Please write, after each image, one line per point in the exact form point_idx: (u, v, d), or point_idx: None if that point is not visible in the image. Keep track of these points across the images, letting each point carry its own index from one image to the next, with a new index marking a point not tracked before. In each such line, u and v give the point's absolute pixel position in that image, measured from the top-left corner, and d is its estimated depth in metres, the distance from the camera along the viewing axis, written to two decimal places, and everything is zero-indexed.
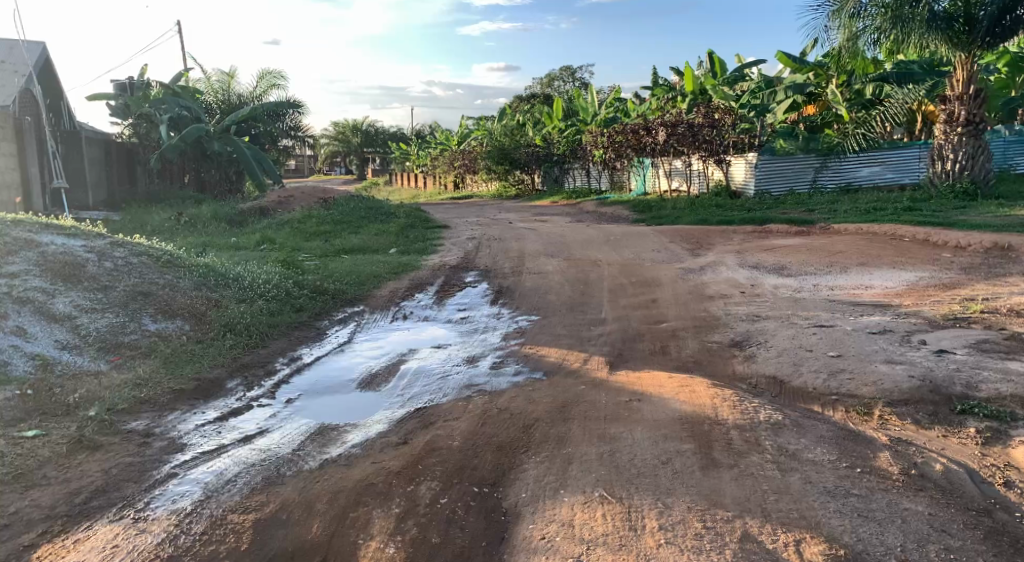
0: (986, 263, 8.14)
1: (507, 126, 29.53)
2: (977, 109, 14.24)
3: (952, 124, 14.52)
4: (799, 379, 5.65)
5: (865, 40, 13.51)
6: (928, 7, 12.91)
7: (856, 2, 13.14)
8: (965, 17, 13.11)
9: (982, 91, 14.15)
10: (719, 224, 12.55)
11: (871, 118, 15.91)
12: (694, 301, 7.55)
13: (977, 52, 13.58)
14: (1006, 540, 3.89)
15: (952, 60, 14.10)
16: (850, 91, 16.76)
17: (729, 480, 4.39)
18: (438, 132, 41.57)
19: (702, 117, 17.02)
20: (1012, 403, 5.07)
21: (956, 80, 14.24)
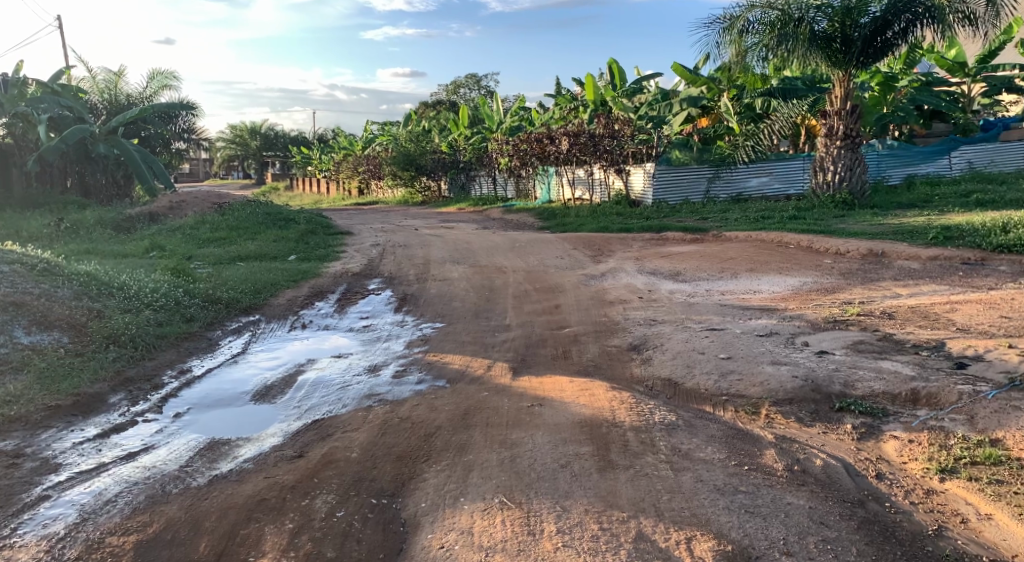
0: (862, 269, 8.66)
1: (413, 132, 29.06)
2: (854, 125, 15.16)
3: (832, 138, 15.44)
4: (691, 380, 5.86)
5: (754, 56, 14.27)
6: (809, 26, 13.66)
7: (744, 19, 14.04)
8: (842, 37, 13.84)
9: (858, 107, 15.03)
10: (619, 231, 12.86)
11: (759, 132, 16.76)
12: (595, 306, 7.69)
13: (853, 71, 14.45)
14: (877, 528, 4.13)
15: (831, 78, 14.97)
16: (741, 105, 17.45)
17: (625, 481, 4.49)
18: (342, 136, 40.88)
19: (602, 127, 17.80)
20: (884, 400, 5.42)
21: (834, 98, 15.06)
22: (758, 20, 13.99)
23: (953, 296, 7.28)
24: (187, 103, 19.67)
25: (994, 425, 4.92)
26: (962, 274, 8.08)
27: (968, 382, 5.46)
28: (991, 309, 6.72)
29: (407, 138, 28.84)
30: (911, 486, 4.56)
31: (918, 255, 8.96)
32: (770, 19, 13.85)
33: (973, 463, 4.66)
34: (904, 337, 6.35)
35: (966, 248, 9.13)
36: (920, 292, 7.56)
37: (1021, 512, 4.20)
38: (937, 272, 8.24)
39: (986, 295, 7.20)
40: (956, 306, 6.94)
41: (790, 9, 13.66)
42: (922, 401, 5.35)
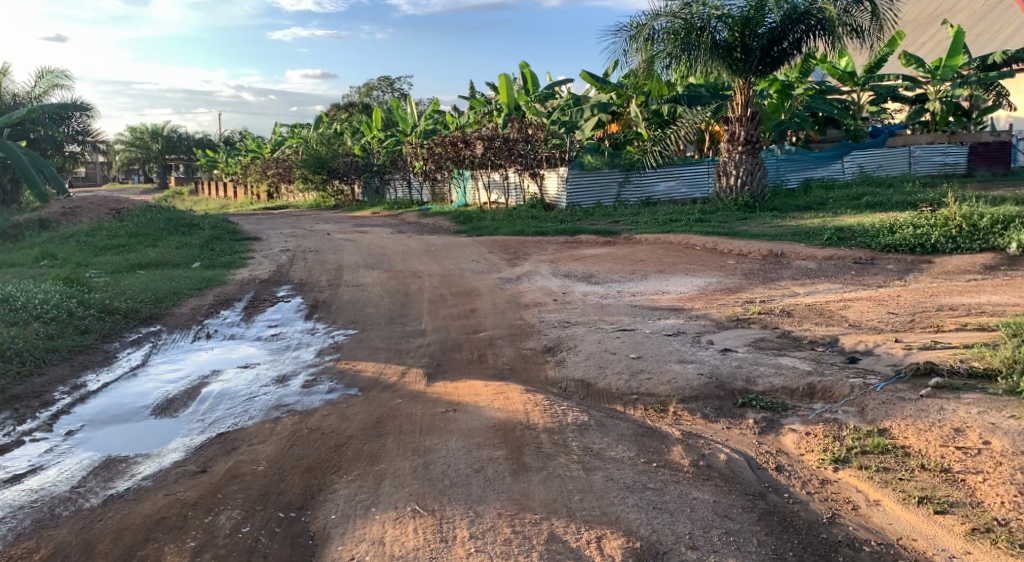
0: (763, 269, 9.03)
1: (324, 134, 28.61)
2: (754, 131, 15.76)
3: (734, 143, 15.99)
4: (603, 380, 5.96)
5: (659, 63, 14.68)
6: (711, 35, 14.17)
7: (650, 27, 14.44)
8: (742, 47, 14.33)
9: (757, 113, 15.67)
10: (534, 235, 12.98)
11: (666, 138, 17.03)
12: (510, 310, 7.74)
13: (753, 79, 15.03)
14: (776, 519, 4.31)
15: (732, 86, 15.53)
16: (648, 111, 17.88)
17: (538, 483, 4.53)
18: (249, 139, 39.75)
19: (517, 132, 18.07)
20: (783, 394, 5.66)
21: (735, 103, 15.67)
22: (663, 29, 14.41)
23: (846, 294, 7.69)
24: (79, 104, 18.67)
25: (882, 415, 5.22)
26: (854, 273, 8.55)
27: (860, 375, 5.77)
28: (879, 305, 7.14)
29: (318, 141, 28.30)
30: (807, 477, 4.77)
31: (815, 255, 9.43)
32: (673, 28, 14.31)
33: (863, 452, 4.92)
34: (802, 334, 6.65)
35: (857, 248, 9.67)
36: (816, 290, 7.95)
37: (905, 497, 4.47)
38: (831, 271, 8.68)
39: (874, 292, 7.64)
40: (849, 303, 7.32)
41: (694, 18, 14.20)
42: (818, 395, 5.61)
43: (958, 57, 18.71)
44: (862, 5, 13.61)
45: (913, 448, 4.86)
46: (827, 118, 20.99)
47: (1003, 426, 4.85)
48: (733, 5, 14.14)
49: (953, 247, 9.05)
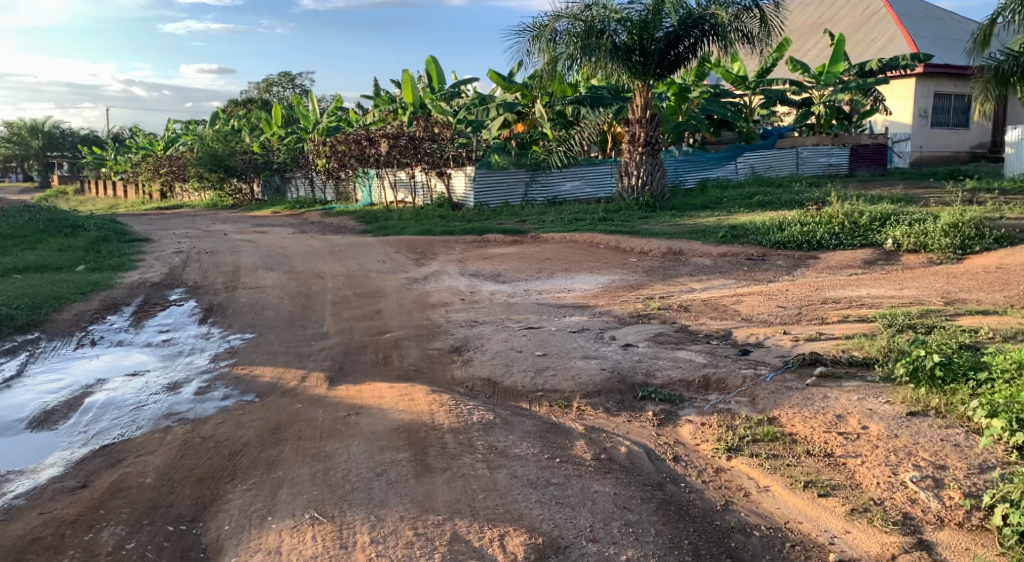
0: (662, 266, 9.30)
1: (220, 132, 27.83)
2: (653, 132, 16.19)
3: (634, 144, 16.37)
4: (509, 378, 5.98)
5: (562, 65, 14.88)
6: (610, 38, 14.44)
7: (551, 30, 14.62)
8: (640, 50, 14.74)
9: (655, 116, 16.10)
10: (441, 234, 12.93)
11: (571, 138, 17.65)
12: (417, 310, 7.68)
13: (651, 82, 15.44)
14: (672, 508, 4.42)
15: (632, 87, 15.85)
16: (553, 111, 17.79)
17: (441, 484, 4.48)
18: (139, 136, 37.99)
19: (422, 130, 17.99)
20: (680, 387, 5.84)
21: (635, 106, 16.02)
22: (564, 31, 14.63)
23: (739, 289, 8.02)
24: None
25: (771, 405, 5.46)
26: (747, 269, 8.91)
27: (751, 366, 6.02)
28: (770, 300, 7.47)
29: (215, 139, 27.52)
30: (702, 466, 4.93)
31: (711, 252, 9.77)
32: (575, 30, 14.53)
33: (754, 440, 5.12)
34: (698, 328, 6.88)
35: (750, 245, 10.09)
36: (712, 286, 8.25)
37: (793, 482, 4.67)
38: (725, 267, 9.03)
39: (764, 288, 7.99)
40: (742, 298, 7.63)
41: (594, 22, 14.37)
42: (713, 386, 5.82)
43: (839, 65, 19.91)
44: (752, 11, 14.39)
45: (799, 435, 5.10)
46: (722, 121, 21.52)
47: (878, 412, 5.17)
48: (632, 8, 14.52)
49: (837, 244, 9.60)
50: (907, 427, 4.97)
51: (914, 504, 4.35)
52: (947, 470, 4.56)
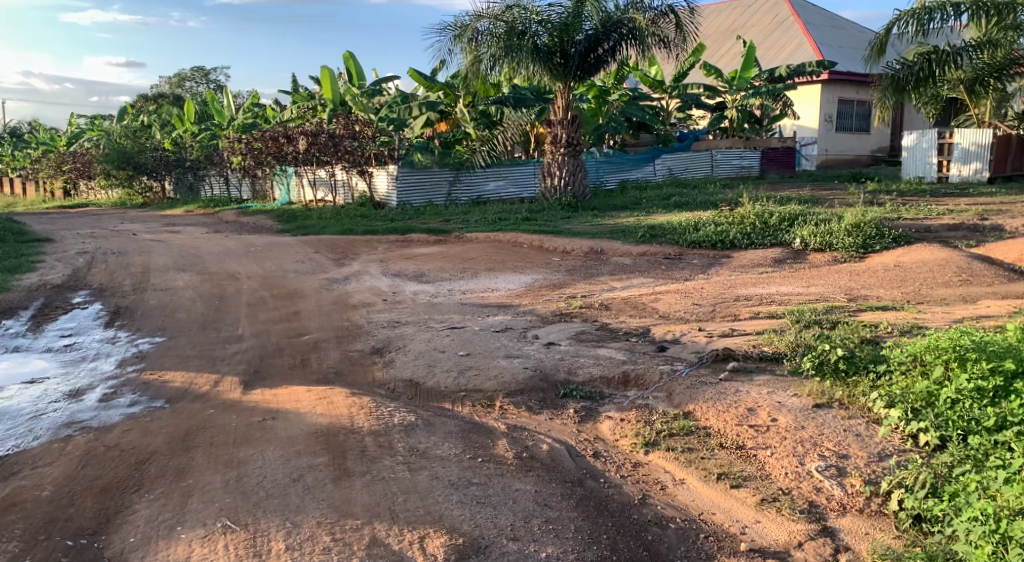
0: (584, 265, 9.45)
1: (129, 128, 26.83)
2: (574, 134, 16.41)
3: (556, 145, 16.55)
4: (432, 379, 5.94)
5: (485, 64, 14.83)
6: (531, 39, 14.61)
7: (473, 30, 14.60)
8: (560, 52, 14.93)
9: (577, 117, 16.36)
10: (363, 234, 12.77)
11: (494, 139, 17.48)
12: (337, 311, 7.55)
13: (572, 84, 15.63)
14: (592, 504, 4.48)
15: (554, 88, 16.02)
16: (475, 112, 17.61)
17: (360, 488, 4.38)
18: (40, 131, 36.13)
19: (342, 127, 17.58)
20: (601, 384, 5.93)
21: (557, 107, 16.19)
22: (486, 30, 14.64)
23: (657, 287, 8.21)
24: None
25: (687, 399, 5.61)
26: (665, 268, 9.13)
27: (667, 362, 6.18)
28: (686, 297, 7.68)
29: (122, 135, 26.40)
30: (621, 461, 5.02)
31: (630, 252, 9.98)
32: (496, 30, 14.60)
33: (670, 434, 5.25)
34: (618, 326, 7.01)
35: (668, 244, 10.36)
36: (631, 285, 8.42)
37: (706, 474, 4.81)
38: (643, 266, 9.24)
39: (681, 286, 8.21)
40: (660, 296, 7.82)
41: (515, 23, 14.53)
42: (631, 382, 5.93)
43: (749, 71, 20.44)
44: (667, 17, 14.84)
45: (713, 428, 5.26)
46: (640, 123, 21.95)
47: (787, 405, 5.38)
48: (553, 10, 14.66)
49: (748, 243, 9.96)
50: (813, 418, 5.19)
51: (818, 493, 4.55)
52: (849, 458, 4.78)
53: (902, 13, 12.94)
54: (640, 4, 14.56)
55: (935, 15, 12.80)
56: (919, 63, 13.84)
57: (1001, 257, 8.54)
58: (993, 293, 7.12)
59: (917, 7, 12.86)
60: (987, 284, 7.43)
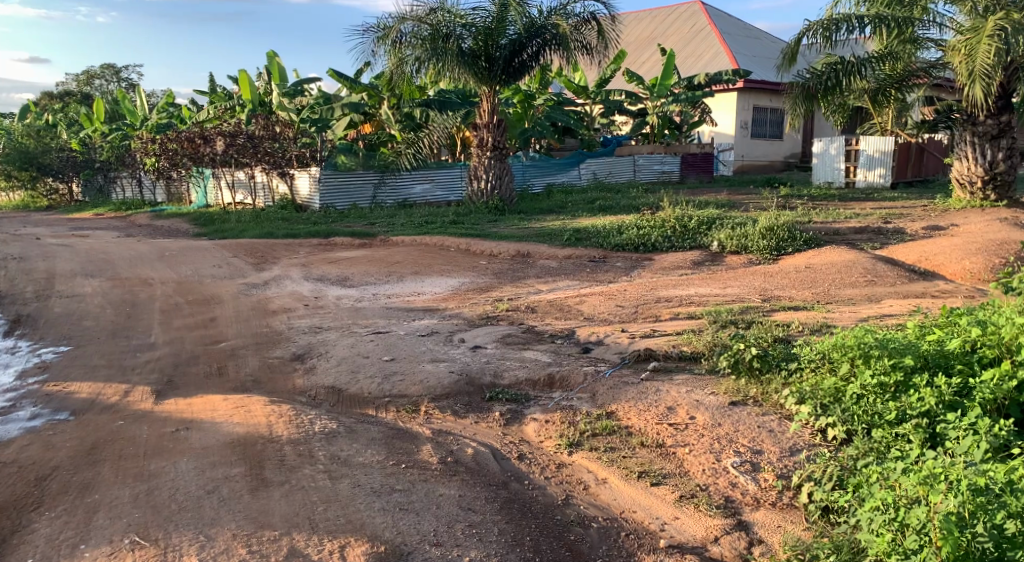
0: (511, 268, 9.49)
1: (31, 127, 25.50)
2: (500, 137, 16.47)
3: (483, 148, 16.59)
4: (355, 385, 5.84)
5: (410, 67, 14.74)
6: (456, 42, 14.57)
7: (397, 31, 14.42)
8: (485, 56, 14.98)
9: (503, 122, 16.40)
10: (284, 237, 12.49)
11: (420, 140, 17.34)
12: (256, 317, 7.35)
13: (497, 87, 15.70)
14: (515, 506, 4.49)
15: (479, 92, 16.04)
16: (400, 114, 17.43)
17: (278, 498, 4.25)
18: None
19: (262, 129, 17.66)
20: (526, 386, 5.96)
21: (482, 110, 16.26)
22: (410, 32, 14.49)
23: (581, 290, 8.31)
24: None
25: (610, 399, 5.70)
26: (589, 270, 9.27)
27: (591, 363, 6.27)
28: (609, 299, 7.81)
29: (24, 134, 25.11)
30: (546, 462, 5.05)
31: (556, 254, 10.08)
32: (421, 32, 14.47)
33: (594, 434, 5.32)
34: (544, 328, 7.06)
35: (592, 247, 10.50)
36: (557, 287, 8.51)
37: (627, 473, 4.89)
38: (569, 269, 9.34)
39: (606, 288, 8.34)
40: (584, 298, 7.92)
41: (439, 26, 14.48)
42: (557, 384, 5.98)
43: (669, 78, 20.73)
44: (590, 24, 15.08)
45: (634, 427, 5.36)
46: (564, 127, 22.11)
47: (704, 402, 5.53)
48: (477, 14, 14.71)
49: (669, 246, 10.21)
50: (729, 415, 5.35)
51: (734, 488, 4.69)
52: (762, 454, 4.95)
53: (811, 24, 13.63)
54: (563, 10, 14.88)
55: (842, 27, 13.50)
56: (826, 73, 14.52)
57: (902, 259, 9.02)
58: (895, 293, 7.52)
59: (824, 19, 13.60)
60: (890, 284, 7.83)
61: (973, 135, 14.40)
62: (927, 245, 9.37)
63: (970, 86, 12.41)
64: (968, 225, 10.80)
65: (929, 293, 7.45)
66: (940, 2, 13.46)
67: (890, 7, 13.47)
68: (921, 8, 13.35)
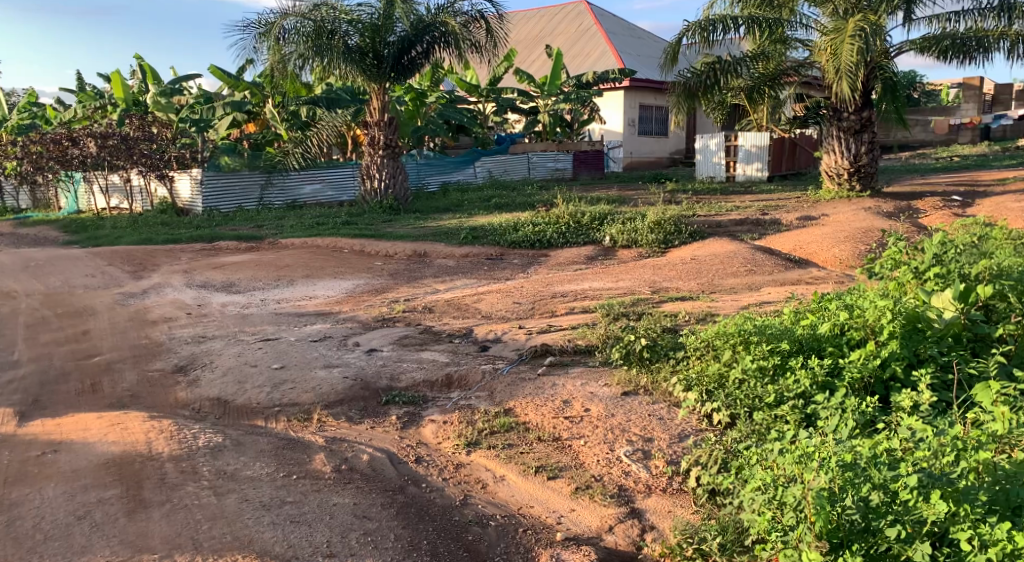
0: (407, 268, 9.39)
1: None
2: (392, 136, 16.26)
3: (375, 147, 16.33)
4: (242, 396, 5.62)
5: (293, 65, 14.32)
6: (342, 40, 14.29)
7: (278, 28, 13.95)
8: (373, 53, 14.86)
9: (394, 120, 16.19)
10: (164, 243, 11.91)
11: (307, 139, 16.97)
12: (134, 328, 6.96)
13: (387, 84, 15.48)
14: (413, 510, 4.39)
15: (368, 90, 15.79)
16: (286, 112, 17.50)
17: (158, 519, 4.00)
18: None
19: (137, 130, 16.35)
20: (423, 388, 5.90)
21: (373, 108, 15.97)
22: (293, 29, 14.03)
23: (479, 288, 8.32)
24: None
25: (507, 396, 5.73)
26: (486, 269, 9.27)
27: (489, 361, 6.29)
28: (506, 296, 7.84)
29: None
30: (443, 464, 5.00)
31: (453, 253, 10.05)
32: (304, 29, 13.97)
33: (492, 432, 5.32)
34: (441, 328, 7.03)
35: (489, 245, 10.53)
36: (454, 286, 8.49)
37: (524, 469, 4.91)
38: (466, 267, 9.34)
39: (502, 285, 8.38)
40: (481, 296, 7.94)
41: (323, 22, 14.08)
42: (454, 384, 5.96)
43: (558, 77, 21.31)
44: (478, 23, 15.11)
45: (532, 423, 5.40)
46: (458, 126, 22.04)
47: (598, 394, 5.66)
48: (362, 10, 14.54)
49: (564, 242, 10.36)
50: (621, 406, 5.49)
51: (627, 477, 4.80)
52: (653, 441, 5.09)
53: (690, 25, 14.16)
54: (450, 9, 14.88)
55: (718, 27, 14.08)
56: (706, 72, 15.12)
57: (778, 248, 9.50)
58: (773, 281, 7.91)
59: (701, 19, 14.17)
60: (768, 272, 8.23)
61: (838, 130, 15.36)
62: (800, 235, 9.90)
63: (836, 83, 13.09)
64: (837, 215, 11.51)
65: (803, 281, 7.87)
66: (804, 4, 14.27)
67: (760, 8, 14.34)
68: (788, 9, 14.22)
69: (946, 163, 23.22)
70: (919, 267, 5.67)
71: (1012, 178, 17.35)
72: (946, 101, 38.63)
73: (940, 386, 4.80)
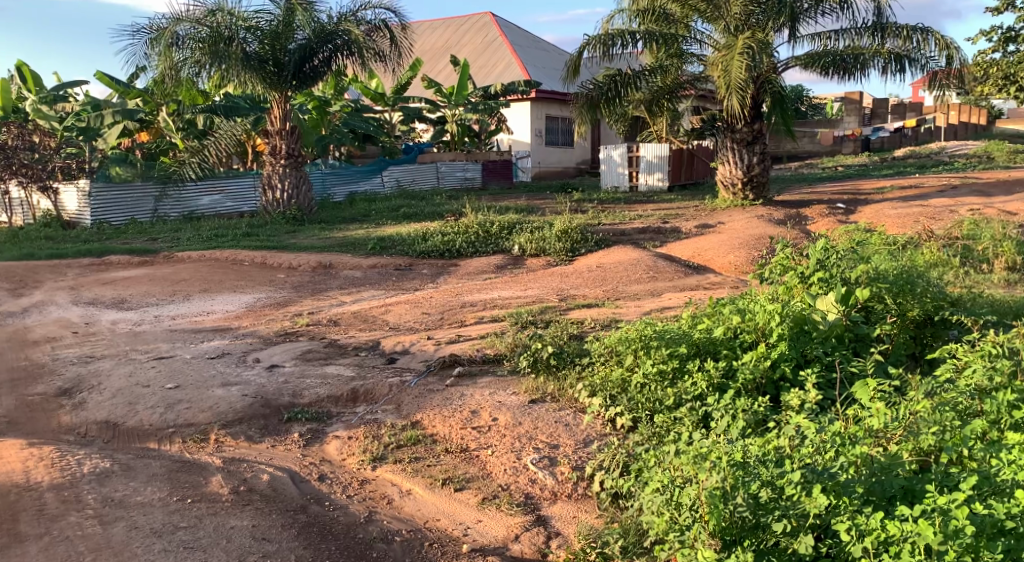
0: (312, 280, 9.21)
1: None
2: (295, 145, 16.01)
3: (276, 156, 15.96)
4: (133, 418, 5.36)
5: (187, 72, 13.81)
6: (240, 46, 13.92)
7: (171, 34, 13.48)
8: (273, 60, 14.56)
9: (295, 129, 15.92)
10: (48, 258, 11.26)
11: (205, 148, 16.74)
12: (11, 350, 6.54)
13: (289, 92, 15.16)
14: (314, 530, 4.25)
15: (269, 98, 15.45)
16: (182, 120, 17.80)
17: (35, 553, 3.72)
18: None
19: (14, 138, 15.42)
20: (327, 404, 5.78)
21: (273, 117, 15.66)
22: (187, 35, 13.66)
23: (387, 299, 8.24)
24: None
25: (415, 409, 5.69)
26: (394, 279, 9.19)
27: (396, 374, 6.22)
28: (415, 307, 7.79)
29: None
30: (348, 480, 4.90)
31: (360, 264, 9.92)
32: (199, 35, 13.66)
33: (398, 446, 5.25)
34: (347, 341, 6.91)
35: (397, 255, 10.47)
36: (360, 297, 8.38)
37: (431, 482, 4.86)
38: (373, 278, 9.24)
39: (411, 296, 8.32)
40: (390, 307, 7.86)
41: (220, 28, 13.75)
42: (360, 398, 5.87)
43: (466, 88, 21.63)
44: (381, 31, 15.02)
45: (439, 434, 5.37)
46: (365, 135, 21.72)
47: (506, 403, 5.69)
48: (260, 18, 14.33)
49: (473, 251, 10.41)
50: (528, 414, 5.53)
51: (533, 485, 4.82)
52: (559, 448, 5.15)
53: (591, 38, 14.57)
54: (353, 17, 14.70)
55: (616, 39, 14.65)
56: (608, 83, 15.55)
57: (678, 255, 9.83)
58: (673, 286, 8.17)
59: (601, 34, 14.65)
60: (669, 278, 8.50)
61: (732, 141, 16.03)
62: (698, 242, 10.28)
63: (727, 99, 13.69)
64: (732, 222, 12.03)
65: (701, 286, 8.16)
66: (698, 20, 14.94)
67: (657, 23, 15.01)
68: (682, 25, 14.96)
69: (836, 172, 24.67)
70: (804, 270, 6.01)
71: (891, 186, 18.62)
72: (831, 115, 41.21)
73: (825, 384, 5.05)
